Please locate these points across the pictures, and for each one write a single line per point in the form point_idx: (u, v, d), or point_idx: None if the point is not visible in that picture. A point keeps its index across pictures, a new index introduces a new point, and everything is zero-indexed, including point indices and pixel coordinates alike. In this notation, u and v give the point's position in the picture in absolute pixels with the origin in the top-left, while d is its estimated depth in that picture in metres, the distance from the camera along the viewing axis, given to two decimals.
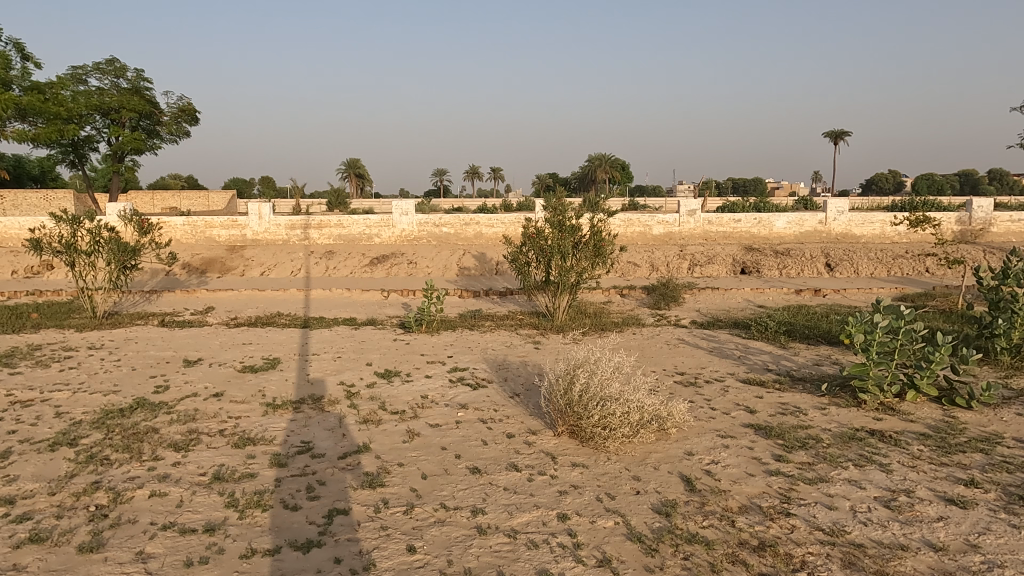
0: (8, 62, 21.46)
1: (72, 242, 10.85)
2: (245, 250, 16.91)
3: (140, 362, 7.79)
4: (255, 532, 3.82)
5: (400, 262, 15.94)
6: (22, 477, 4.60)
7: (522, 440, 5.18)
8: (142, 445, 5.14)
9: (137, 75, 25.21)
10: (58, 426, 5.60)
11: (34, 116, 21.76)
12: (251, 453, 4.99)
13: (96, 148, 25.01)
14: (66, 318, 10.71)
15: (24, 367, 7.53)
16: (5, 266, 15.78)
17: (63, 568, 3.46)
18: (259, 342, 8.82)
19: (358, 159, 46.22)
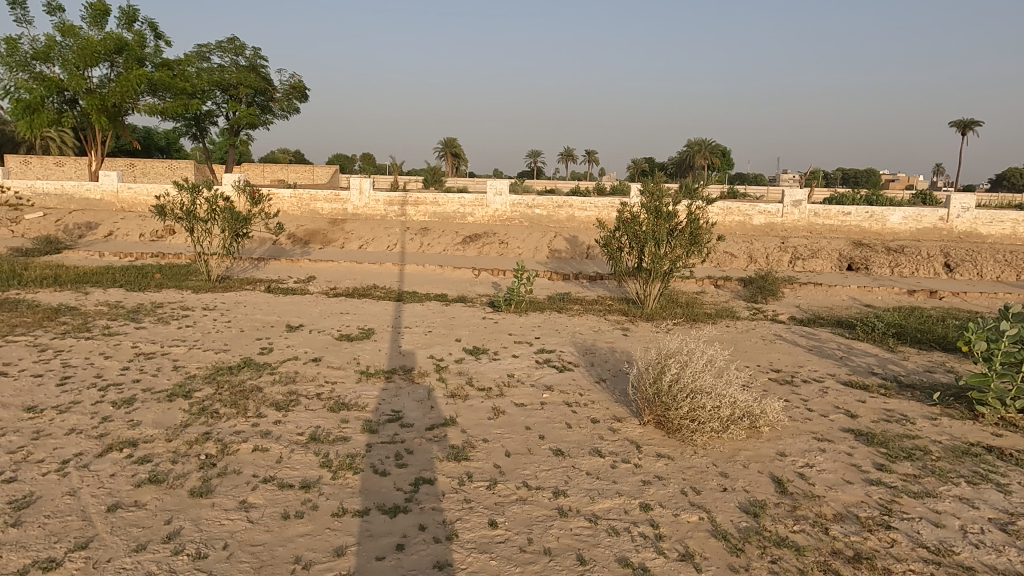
0: (143, 40, 23.19)
1: (191, 209, 11.68)
2: (345, 223, 17.61)
3: (247, 325, 8.30)
4: (346, 493, 4.00)
5: (492, 242, 16.09)
6: (144, 422, 5.03)
7: (606, 426, 5.14)
8: (247, 402, 5.49)
9: (254, 53, 26.60)
10: (174, 378, 6.09)
11: (163, 91, 23.40)
12: (345, 418, 5.23)
13: (216, 122, 26.65)
14: (184, 279, 11.59)
15: (147, 322, 8.23)
16: (134, 229, 17.21)
17: (176, 509, 3.77)
18: (355, 313, 9.21)
19: (455, 137, 46.77)
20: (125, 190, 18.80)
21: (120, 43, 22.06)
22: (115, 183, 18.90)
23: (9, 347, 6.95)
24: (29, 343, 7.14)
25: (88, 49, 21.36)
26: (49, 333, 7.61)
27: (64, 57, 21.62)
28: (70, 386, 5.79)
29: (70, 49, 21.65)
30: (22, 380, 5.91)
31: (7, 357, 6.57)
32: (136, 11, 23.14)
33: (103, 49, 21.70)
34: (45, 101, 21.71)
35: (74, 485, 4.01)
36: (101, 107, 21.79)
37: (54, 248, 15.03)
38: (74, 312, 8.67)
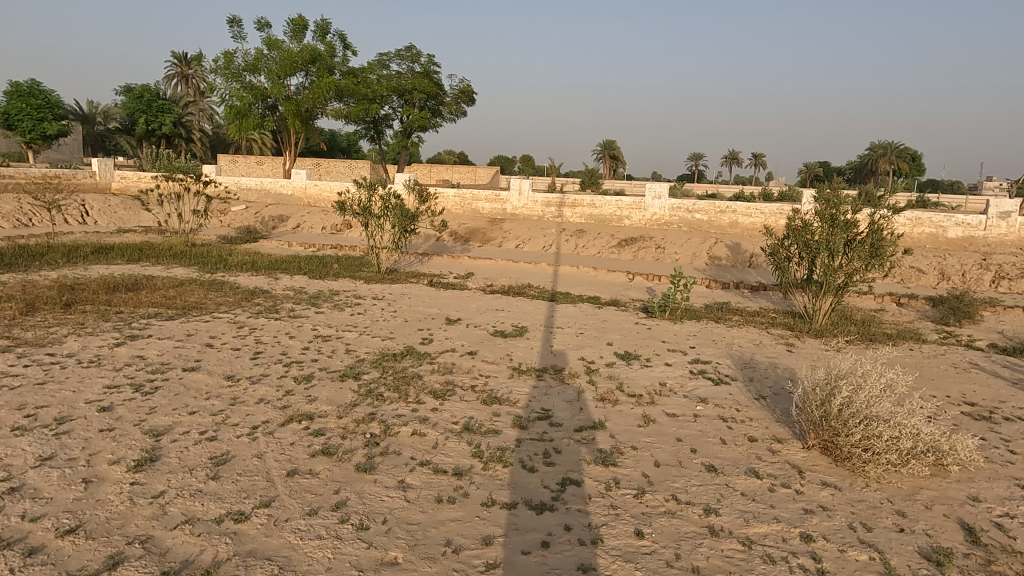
0: (334, 50, 25.50)
1: (367, 206, 12.66)
2: (504, 223, 18.16)
3: (411, 316, 8.82)
4: (495, 484, 4.12)
5: (648, 246, 15.79)
6: (320, 399, 5.53)
7: (765, 446, 4.85)
8: (409, 388, 5.85)
9: (429, 60, 28.17)
10: (346, 360, 6.64)
11: (348, 97, 25.56)
12: (497, 412, 5.39)
13: (391, 125, 28.61)
14: (358, 270, 12.59)
15: (326, 308, 9.05)
16: (317, 223, 18.97)
17: (344, 480, 4.11)
18: (510, 310, 9.46)
19: (614, 139, 46.38)
20: (312, 187, 20.75)
21: (314, 53, 24.44)
22: (304, 181, 20.94)
23: (214, 323, 7.97)
24: (231, 320, 8.13)
25: (288, 59, 23.93)
26: (246, 312, 8.63)
27: (269, 68, 24.43)
28: (261, 360, 6.52)
29: (273, 60, 24.39)
30: (224, 352, 6.74)
31: (213, 331, 7.53)
32: (329, 24, 25.50)
33: (300, 60, 24.18)
34: (252, 107, 24.64)
35: (260, 448, 4.50)
36: (296, 112, 24.28)
37: (253, 237, 16.99)
38: (266, 295, 9.73)
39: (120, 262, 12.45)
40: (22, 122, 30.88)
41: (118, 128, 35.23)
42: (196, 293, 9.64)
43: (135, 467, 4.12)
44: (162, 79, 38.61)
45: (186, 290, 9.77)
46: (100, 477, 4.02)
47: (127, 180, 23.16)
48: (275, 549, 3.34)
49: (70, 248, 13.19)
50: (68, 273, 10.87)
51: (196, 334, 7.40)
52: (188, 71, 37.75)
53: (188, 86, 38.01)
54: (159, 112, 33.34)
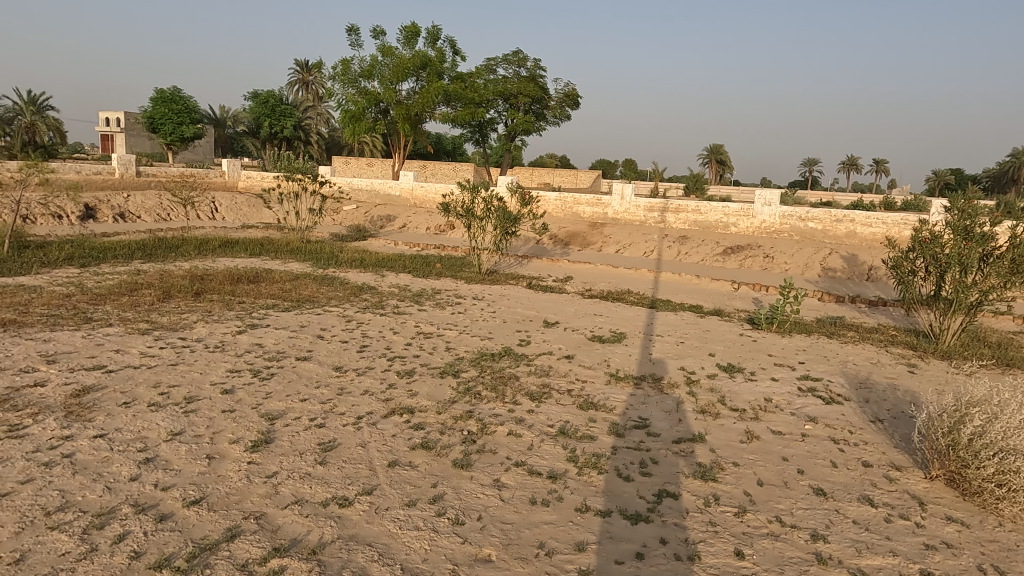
0: (443, 56, 26.26)
1: (470, 207, 12.93)
2: (604, 227, 18.00)
3: (509, 317, 8.91)
4: (590, 490, 4.09)
5: (755, 255, 15.15)
6: (420, 393, 5.70)
7: (881, 473, 4.52)
8: (506, 388, 5.92)
9: (535, 64, 28.39)
10: (446, 358, 6.81)
11: (456, 100, 26.21)
12: (593, 417, 5.34)
13: (496, 129, 29.08)
14: (459, 270, 12.88)
15: (428, 305, 9.33)
16: (422, 223, 19.57)
17: (442, 475, 4.22)
18: (609, 315, 9.36)
19: (721, 143, 44.80)
20: (418, 188, 21.44)
21: (425, 59, 25.29)
22: (411, 182, 21.65)
23: (325, 316, 8.40)
24: (340, 314, 8.55)
25: (401, 65, 24.94)
26: (354, 306, 9.04)
27: (382, 74, 25.55)
28: (367, 353, 6.80)
29: (387, 66, 25.49)
30: (333, 343, 7.10)
31: (324, 324, 7.95)
32: (439, 30, 26.32)
33: (411, 65, 25.11)
34: (366, 111, 25.86)
35: (364, 438, 4.69)
36: (406, 116, 25.23)
37: (362, 235, 17.78)
38: (373, 291, 10.15)
39: (243, 255, 13.38)
40: (164, 125, 33.92)
41: (245, 131, 37.93)
42: (310, 287, 10.21)
43: (251, 447, 4.41)
44: (285, 85, 41.21)
45: (300, 284, 10.37)
46: (221, 454, 4.34)
47: (251, 179, 24.87)
48: (376, 536, 3.48)
49: (201, 241, 14.33)
50: (199, 264, 11.82)
51: (308, 325, 7.83)
52: (308, 78, 39.99)
53: (307, 91, 40.26)
54: (281, 116, 35.62)
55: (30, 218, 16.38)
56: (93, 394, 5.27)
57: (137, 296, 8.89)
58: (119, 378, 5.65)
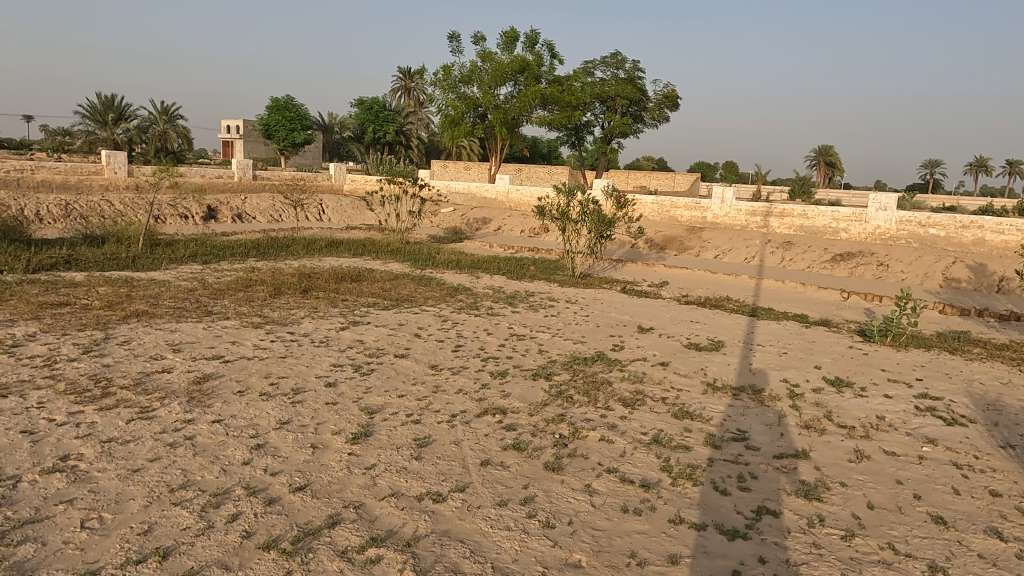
0: (541, 59, 26.41)
1: (565, 211, 12.92)
2: (703, 232, 17.48)
3: (602, 321, 8.82)
4: (684, 502, 3.98)
5: (868, 262, 14.23)
6: (513, 394, 5.75)
7: (1012, 505, 4.12)
8: (598, 393, 5.86)
9: (634, 66, 28.00)
10: (538, 360, 6.83)
11: (552, 104, 26.27)
12: (688, 427, 5.20)
13: (592, 132, 28.93)
14: (553, 273, 12.90)
15: (522, 308, 9.40)
16: (517, 226, 19.74)
17: (533, 476, 4.23)
18: (706, 322, 9.07)
19: (832, 145, 42.38)
20: (513, 192, 21.66)
21: (523, 63, 25.55)
22: (507, 186, 21.90)
23: (422, 315, 8.64)
24: (436, 313, 8.77)
25: (499, 70, 25.37)
26: (450, 307, 9.25)
27: (481, 79, 26.07)
28: (461, 353, 6.94)
29: (486, 72, 25.99)
30: (429, 342, 7.29)
31: (421, 323, 8.18)
32: (538, 35, 26.51)
33: (510, 70, 25.46)
34: (464, 116, 26.50)
35: (457, 436, 4.79)
36: (503, 120, 25.60)
37: (458, 238, 18.18)
38: (468, 292, 10.33)
39: (347, 255, 14.02)
40: (278, 132, 36.14)
41: (350, 137, 39.71)
42: (408, 287, 10.53)
43: (352, 439, 4.61)
44: (388, 91, 42.80)
45: (399, 284, 10.73)
46: (324, 445, 4.55)
47: (356, 182, 25.99)
48: (468, 533, 3.54)
49: (309, 241, 15.12)
50: (307, 263, 12.47)
51: (406, 324, 8.09)
52: (410, 84, 41.29)
53: (409, 97, 41.56)
54: (384, 121, 37.48)
55: (160, 218, 17.88)
56: (212, 382, 5.67)
57: (251, 292, 9.49)
58: (234, 368, 6.06)
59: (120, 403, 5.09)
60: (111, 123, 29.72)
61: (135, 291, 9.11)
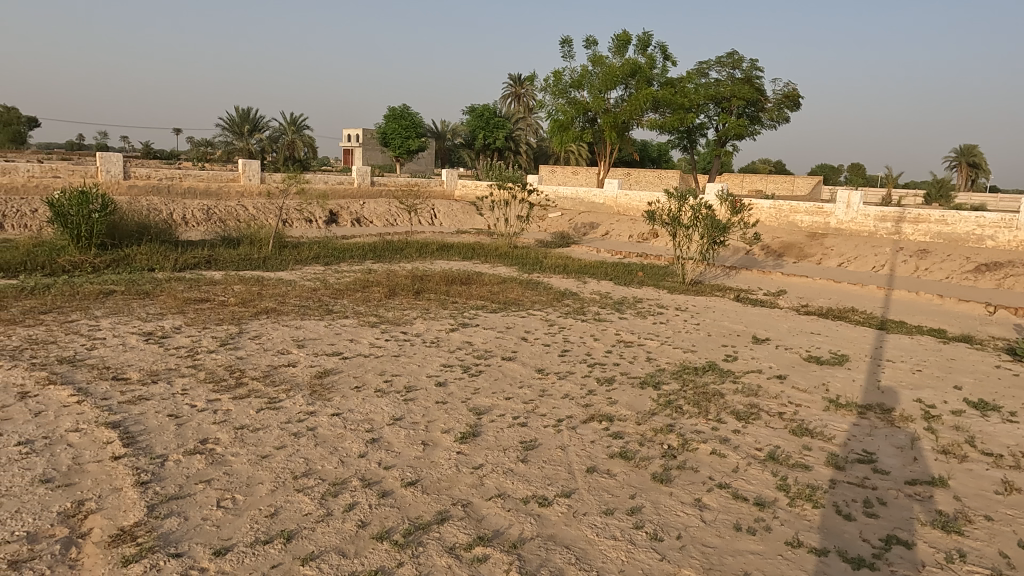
0: (654, 62, 25.95)
1: (676, 216, 12.58)
2: (825, 238, 16.48)
3: (714, 330, 8.52)
4: (802, 524, 3.76)
5: (1019, 273, 12.83)
6: (620, 402, 5.67)
7: None
8: (709, 404, 5.66)
9: (751, 65, 26.87)
10: (647, 368, 6.69)
11: (664, 107, 25.72)
12: (807, 445, 4.91)
13: (706, 134, 28.05)
14: (662, 280, 12.61)
15: (629, 314, 9.25)
16: (625, 231, 19.47)
17: (640, 486, 4.15)
18: (828, 335, 8.53)
19: (976, 144, 38.68)
20: (622, 197, 21.39)
21: (635, 66, 25.22)
22: (615, 190, 21.66)
23: (529, 319, 8.71)
24: (543, 318, 8.82)
25: (610, 74, 25.22)
26: (557, 311, 9.27)
27: (592, 83, 26.04)
28: (568, 358, 6.93)
29: (597, 76, 25.92)
30: (536, 346, 7.34)
31: (528, 326, 8.25)
32: (650, 37, 26.11)
33: (621, 74, 25.22)
34: (574, 121, 26.52)
35: (564, 441, 4.78)
36: (613, 124, 25.37)
37: (566, 243, 18.20)
38: (575, 297, 10.32)
39: (457, 258, 14.42)
40: (395, 140, 37.83)
41: (462, 143, 40.83)
42: (516, 290, 10.67)
43: (461, 438, 4.72)
44: (499, 98, 43.61)
45: (507, 287, 10.89)
46: (434, 442, 4.69)
47: (467, 188, 26.66)
48: (573, 539, 3.52)
49: (422, 244, 15.67)
50: (419, 266, 12.94)
51: (514, 327, 8.18)
52: (521, 91, 41.79)
53: (519, 103, 42.11)
54: (495, 128, 38.33)
55: (288, 222, 19.17)
56: (332, 377, 6.00)
57: (368, 292, 9.97)
58: (352, 364, 6.39)
59: (252, 392, 5.50)
60: (247, 134, 32.24)
61: (266, 290, 9.83)
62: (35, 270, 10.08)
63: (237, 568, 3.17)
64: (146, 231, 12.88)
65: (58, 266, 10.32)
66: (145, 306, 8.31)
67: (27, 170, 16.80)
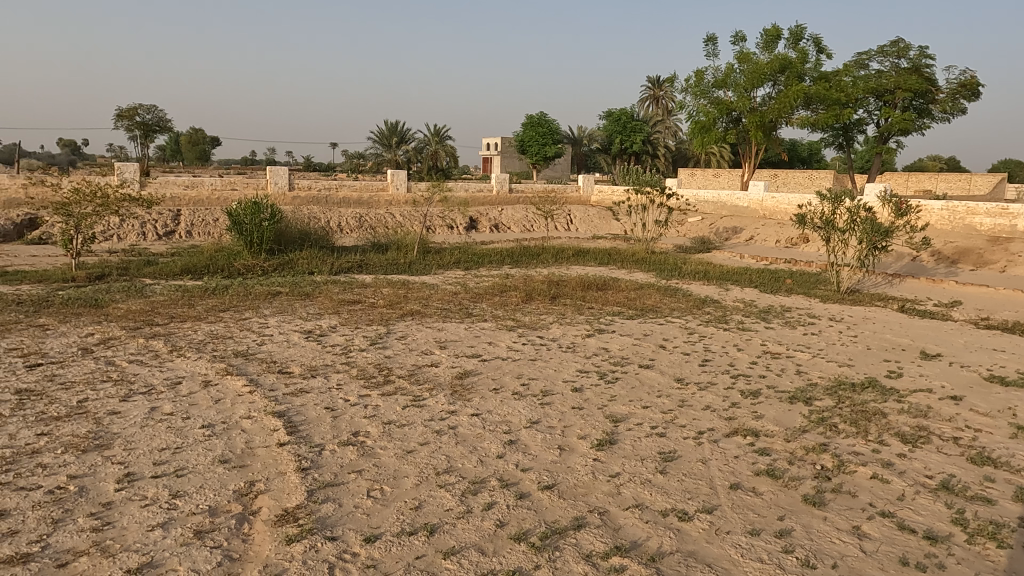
0: (806, 56, 24.39)
1: (831, 219, 11.69)
2: (1010, 243, 14.59)
3: (875, 343, 7.81)
4: (984, 565, 3.34)
5: None
6: (766, 417, 5.35)
7: None
8: (869, 424, 5.19)
9: (920, 53, 24.43)
10: (797, 382, 6.26)
11: (817, 103, 24.06)
12: (989, 476, 4.35)
13: (864, 130, 25.89)
14: (813, 288, 11.78)
15: (776, 324, 8.72)
16: (771, 236, 18.41)
17: (789, 508, 3.89)
18: (1015, 352, 7.53)
19: None
20: (769, 200, 20.27)
21: (784, 62, 23.85)
22: (761, 193, 20.58)
23: (667, 326, 8.47)
24: (682, 325, 8.54)
25: (757, 72, 24.04)
26: (697, 319, 8.95)
27: (737, 82, 24.97)
28: (709, 368, 6.65)
29: (742, 74, 24.83)
30: (675, 354, 7.12)
31: (666, 334, 8.03)
32: (803, 29, 24.57)
33: (769, 70, 23.94)
34: (716, 121, 25.54)
35: (705, 454, 4.60)
36: (759, 123, 24.15)
37: (706, 248, 17.55)
38: (716, 305, 9.91)
39: (593, 264, 14.38)
40: (532, 147, 38.48)
41: (599, 148, 40.73)
42: (653, 297, 10.43)
43: (597, 445, 4.68)
44: (637, 101, 42.99)
45: (644, 293, 10.68)
46: (570, 447, 4.69)
47: (604, 193, 26.50)
48: (716, 558, 3.37)
49: (558, 250, 15.80)
50: (555, 271, 13.04)
51: (651, 335, 7.99)
52: (659, 93, 40.88)
53: (658, 106, 41.25)
54: (632, 132, 37.84)
55: (431, 228, 20.10)
56: (472, 378, 6.19)
57: (506, 296, 10.19)
58: (491, 367, 6.55)
59: (398, 390, 5.80)
60: (394, 146, 34.25)
61: (411, 293, 10.35)
62: (216, 272, 11.33)
63: (385, 556, 3.35)
64: (306, 237, 14.04)
65: (234, 269, 11.52)
66: (307, 306, 9.06)
67: (210, 184, 18.92)
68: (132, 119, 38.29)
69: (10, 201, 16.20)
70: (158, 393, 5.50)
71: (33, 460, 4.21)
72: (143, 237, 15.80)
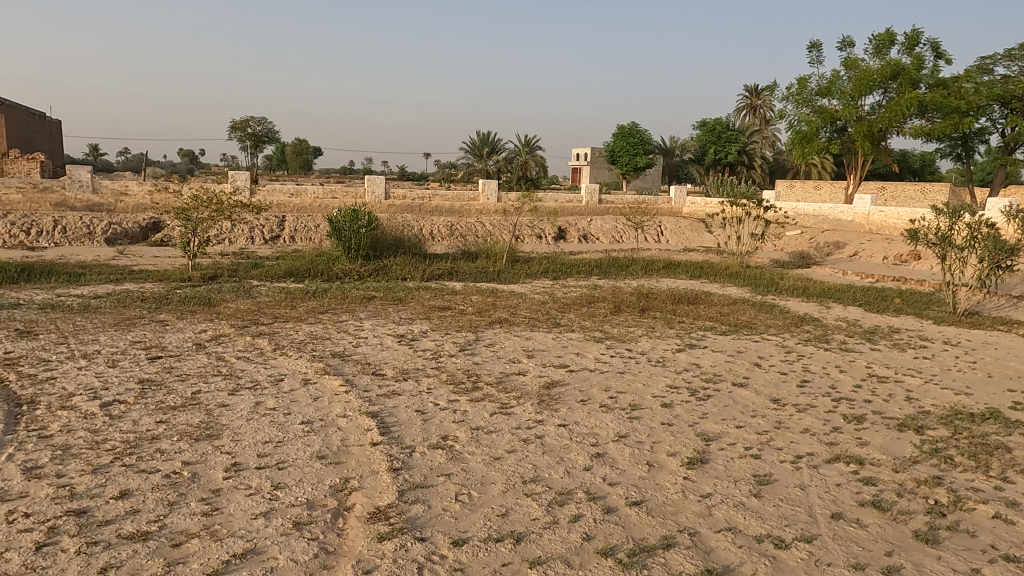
0: (922, 62, 22.91)
1: (947, 235, 10.86)
2: None
3: (997, 371, 7.18)
4: None
5: None
6: (871, 444, 5.03)
7: None
8: (991, 459, 4.78)
9: None
10: (906, 409, 5.84)
11: (933, 111, 22.53)
12: None
13: (986, 140, 23.98)
14: (925, 308, 10.98)
15: (883, 345, 8.19)
16: (878, 252, 17.35)
17: (897, 543, 3.64)
18: None
19: None
20: (876, 213, 19.15)
21: (897, 68, 22.51)
22: (868, 207, 19.47)
23: (763, 344, 8.14)
24: (779, 343, 8.18)
25: (866, 79, 22.80)
26: (795, 337, 8.54)
27: (843, 89, 23.78)
28: (808, 389, 6.32)
29: (849, 80, 23.63)
30: (771, 373, 6.83)
31: (762, 352, 7.72)
32: (920, 34, 23.10)
33: (880, 77, 22.68)
34: (819, 130, 24.39)
35: (804, 480, 4.37)
36: (867, 132, 22.87)
37: (806, 263, 16.78)
38: (816, 323, 9.43)
39: (684, 277, 14.06)
40: (623, 157, 38.09)
41: (691, 158, 39.80)
42: (748, 312, 10.06)
43: (688, 463, 4.55)
44: (734, 111, 41.78)
45: (738, 309, 10.33)
46: (659, 464, 4.59)
47: (696, 205, 25.85)
48: None
49: (648, 261, 15.55)
50: (645, 283, 12.83)
51: (746, 352, 7.70)
52: (757, 102, 39.60)
53: (755, 115, 39.93)
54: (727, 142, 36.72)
55: (520, 237, 20.29)
56: (559, 389, 6.17)
57: (595, 307, 10.12)
58: (579, 378, 6.52)
59: (486, 397, 5.87)
60: (486, 155, 34.82)
61: (500, 301, 10.47)
62: (317, 275, 11.91)
63: (472, 560, 3.40)
64: (401, 243, 14.51)
65: (333, 273, 12.05)
66: (399, 311, 9.34)
67: (313, 192, 19.89)
68: (244, 131, 40.93)
69: (137, 205, 17.66)
70: (262, 388, 5.82)
71: (153, 445, 4.56)
72: (251, 241, 16.84)
